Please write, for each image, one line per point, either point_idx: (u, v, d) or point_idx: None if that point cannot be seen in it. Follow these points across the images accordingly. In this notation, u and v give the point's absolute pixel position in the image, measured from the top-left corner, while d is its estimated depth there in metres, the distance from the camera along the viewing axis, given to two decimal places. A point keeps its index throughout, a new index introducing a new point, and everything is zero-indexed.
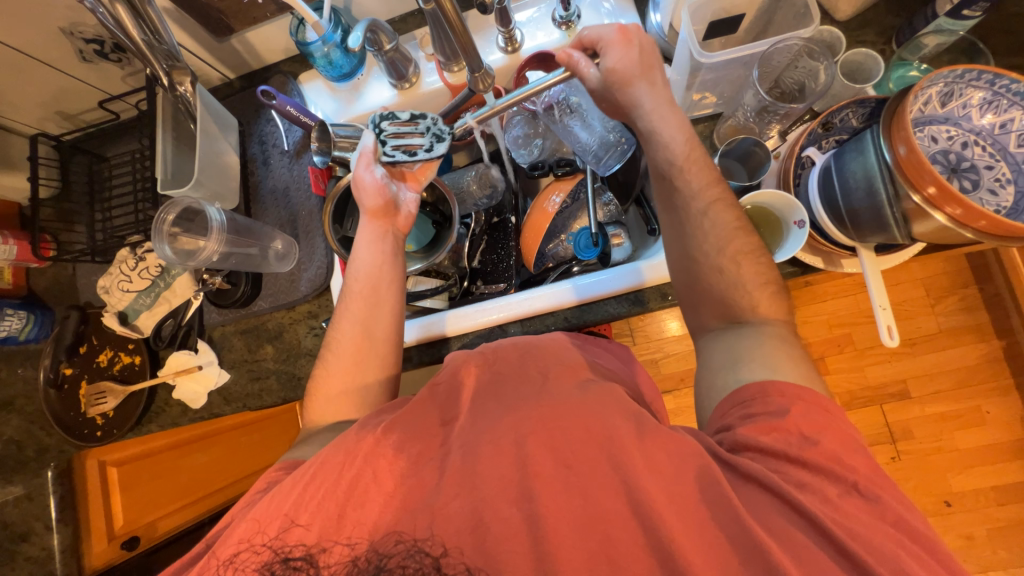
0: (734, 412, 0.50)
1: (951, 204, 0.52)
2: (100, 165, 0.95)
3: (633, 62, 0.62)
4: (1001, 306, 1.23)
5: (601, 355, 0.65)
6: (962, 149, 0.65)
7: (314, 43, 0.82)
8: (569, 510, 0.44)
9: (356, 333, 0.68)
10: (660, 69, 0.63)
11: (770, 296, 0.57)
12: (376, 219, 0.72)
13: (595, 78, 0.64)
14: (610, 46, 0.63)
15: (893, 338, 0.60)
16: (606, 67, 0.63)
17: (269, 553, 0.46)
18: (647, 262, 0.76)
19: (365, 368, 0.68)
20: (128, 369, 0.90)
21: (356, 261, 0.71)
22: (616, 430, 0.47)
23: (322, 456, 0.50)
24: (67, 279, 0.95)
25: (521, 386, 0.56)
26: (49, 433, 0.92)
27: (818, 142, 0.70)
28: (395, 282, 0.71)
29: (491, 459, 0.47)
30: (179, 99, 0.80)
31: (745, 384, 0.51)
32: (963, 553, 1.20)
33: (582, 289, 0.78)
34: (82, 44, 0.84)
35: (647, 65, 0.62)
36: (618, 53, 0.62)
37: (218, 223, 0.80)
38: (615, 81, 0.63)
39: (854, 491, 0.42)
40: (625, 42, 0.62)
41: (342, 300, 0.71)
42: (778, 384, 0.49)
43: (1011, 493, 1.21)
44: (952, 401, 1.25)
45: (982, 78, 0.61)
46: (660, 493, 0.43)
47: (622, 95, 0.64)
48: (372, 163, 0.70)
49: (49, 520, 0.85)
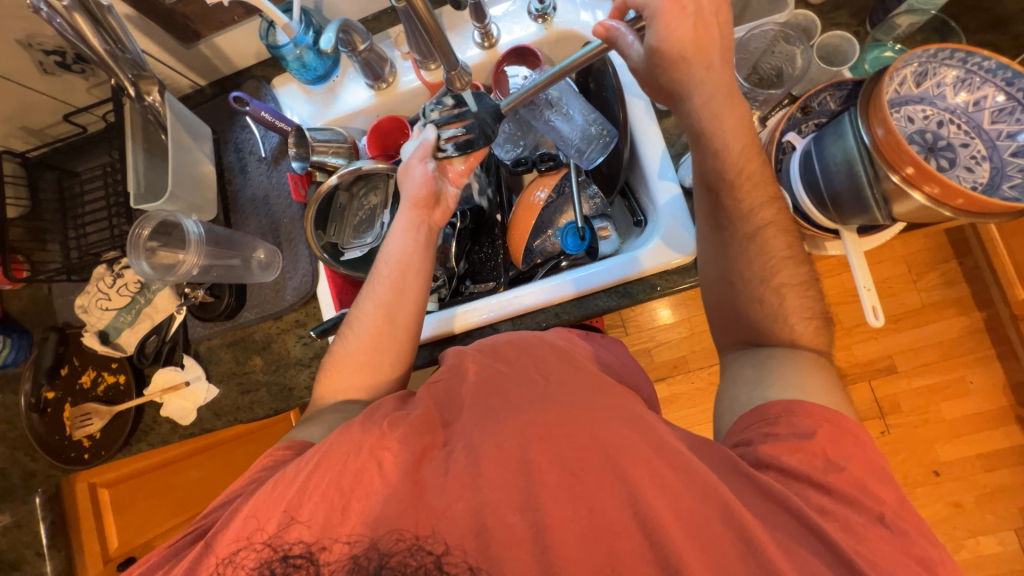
0: (756, 429, 0.49)
1: (929, 183, 0.52)
2: (70, 180, 0.92)
3: (686, 37, 0.52)
4: (981, 278, 1.26)
5: (596, 350, 0.66)
6: (938, 128, 0.65)
7: (285, 46, 0.80)
8: (573, 513, 0.44)
9: (377, 317, 0.68)
10: (718, 43, 0.54)
11: (767, 285, 0.57)
12: (417, 210, 0.71)
13: (639, 59, 0.56)
14: (657, 16, 0.53)
15: (878, 318, 0.61)
16: (653, 45, 0.54)
17: (269, 551, 0.46)
18: (643, 250, 0.76)
19: (381, 356, 0.67)
20: (112, 390, 0.88)
21: (389, 247, 0.72)
22: (619, 438, 0.47)
23: (327, 445, 0.50)
24: (44, 299, 0.92)
25: (523, 383, 0.54)
26: (35, 458, 0.90)
27: (798, 127, 0.70)
28: (422, 274, 0.70)
29: (495, 462, 0.47)
30: (149, 110, 0.77)
31: (770, 401, 0.50)
32: (951, 521, 1.24)
33: (580, 281, 0.77)
34: (42, 55, 0.81)
35: (701, 41, 0.53)
36: (668, 26, 0.52)
37: (196, 235, 0.78)
38: (661, 63, 0.54)
39: (881, 523, 0.42)
40: (680, 11, 0.52)
41: (369, 284, 0.71)
42: (808, 406, 0.48)
43: (997, 459, 1.24)
44: (938, 372, 1.28)
45: (955, 57, 0.62)
46: (668, 509, 0.43)
47: (667, 79, 0.56)
48: (427, 157, 0.71)
49: (40, 547, 0.87)
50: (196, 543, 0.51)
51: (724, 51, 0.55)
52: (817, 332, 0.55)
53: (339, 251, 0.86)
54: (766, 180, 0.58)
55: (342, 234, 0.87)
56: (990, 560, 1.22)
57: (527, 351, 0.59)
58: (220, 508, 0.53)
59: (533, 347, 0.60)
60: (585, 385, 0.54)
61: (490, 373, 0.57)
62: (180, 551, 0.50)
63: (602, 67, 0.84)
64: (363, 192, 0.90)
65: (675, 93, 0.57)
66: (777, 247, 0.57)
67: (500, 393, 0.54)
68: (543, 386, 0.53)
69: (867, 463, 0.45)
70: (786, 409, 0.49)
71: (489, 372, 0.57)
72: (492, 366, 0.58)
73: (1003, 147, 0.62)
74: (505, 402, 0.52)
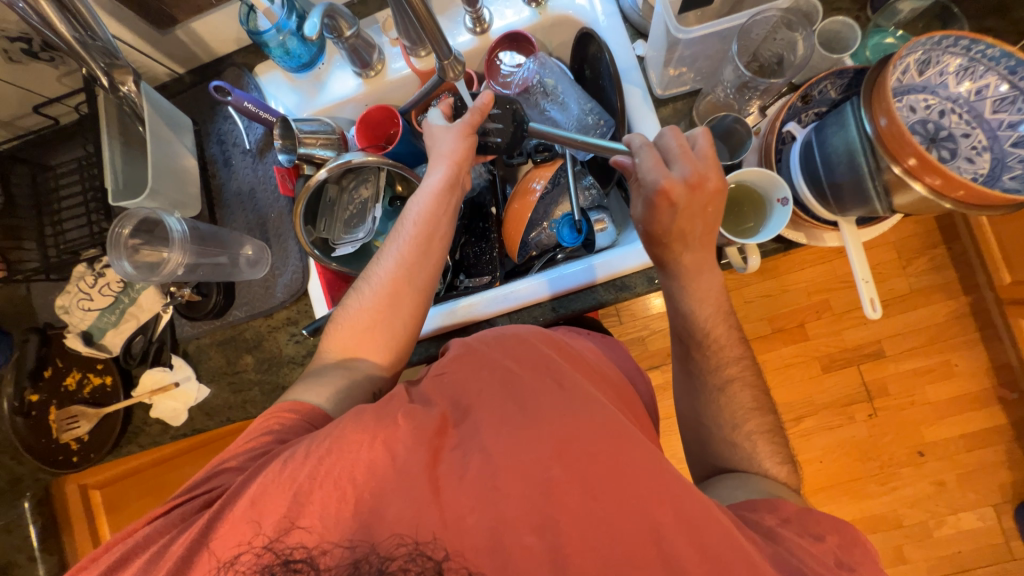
0: (769, 516, 0.51)
1: (931, 175, 0.52)
2: (45, 175, 0.88)
3: (667, 225, 0.60)
4: (967, 263, 1.27)
5: (580, 343, 0.65)
6: (940, 118, 0.65)
7: (267, 32, 0.77)
8: (595, 540, 0.44)
9: (396, 277, 0.66)
10: (702, 225, 0.60)
11: (724, 395, 0.64)
12: (454, 170, 0.70)
13: (639, 212, 0.62)
14: (651, 204, 0.59)
15: (876, 310, 0.63)
16: (641, 220, 0.62)
17: (269, 556, 0.45)
18: (600, 259, 0.76)
19: (394, 316, 0.66)
20: (99, 391, 0.86)
21: (415, 204, 0.69)
22: (638, 461, 0.47)
23: (337, 429, 0.49)
24: (23, 299, 0.88)
25: (537, 388, 0.52)
26: (21, 462, 0.85)
27: (799, 116, 0.70)
28: (447, 237, 0.70)
29: (514, 473, 0.46)
30: (124, 100, 0.74)
31: (784, 500, 0.52)
32: (934, 499, 1.27)
33: (554, 283, 0.77)
34: (6, 43, 0.77)
35: (687, 225, 0.59)
36: (653, 216, 0.60)
37: (179, 232, 0.75)
38: (649, 232, 0.62)
39: None
40: (668, 206, 0.58)
41: (390, 241, 0.69)
42: (814, 511, 0.50)
43: (979, 438, 1.28)
44: (925, 356, 1.30)
45: (959, 44, 0.61)
46: (686, 539, 0.43)
47: (659, 228, 0.60)
48: (468, 134, 0.70)
49: (32, 552, 0.87)
50: (208, 507, 0.50)
51: (706, 226, 0.60)
52: (772, 441, 0.61)
53: (330, 247, 0.84)
54: (731, 340, 0.65)
55: (333, 229, 0.84)
56: (969, 535, 1.26)
57: (536, 350, 0.58)
58: (229, 473, 0.52)
59: (541, 345, 0.58)
60: (597, 400, 0.52)
61: (501, 373, 0.55)
62: (188, 517, 0.50)
63: (598, 53, 0.81)
64: (354, 185, 0.87)
65: (664, 262, 0.64)
66: (735, 356, 0.65)
67: (514, 396, 0.52)
68: (558, 392, 0.52)
69: (845, 531, 0.49)
70: (800, 513, 0.51)
71: (494, 373, 0.55)
72: (502, 364, 0.56)
73: (1004, 137, 0.62)
74: (520, 408, 0.50)
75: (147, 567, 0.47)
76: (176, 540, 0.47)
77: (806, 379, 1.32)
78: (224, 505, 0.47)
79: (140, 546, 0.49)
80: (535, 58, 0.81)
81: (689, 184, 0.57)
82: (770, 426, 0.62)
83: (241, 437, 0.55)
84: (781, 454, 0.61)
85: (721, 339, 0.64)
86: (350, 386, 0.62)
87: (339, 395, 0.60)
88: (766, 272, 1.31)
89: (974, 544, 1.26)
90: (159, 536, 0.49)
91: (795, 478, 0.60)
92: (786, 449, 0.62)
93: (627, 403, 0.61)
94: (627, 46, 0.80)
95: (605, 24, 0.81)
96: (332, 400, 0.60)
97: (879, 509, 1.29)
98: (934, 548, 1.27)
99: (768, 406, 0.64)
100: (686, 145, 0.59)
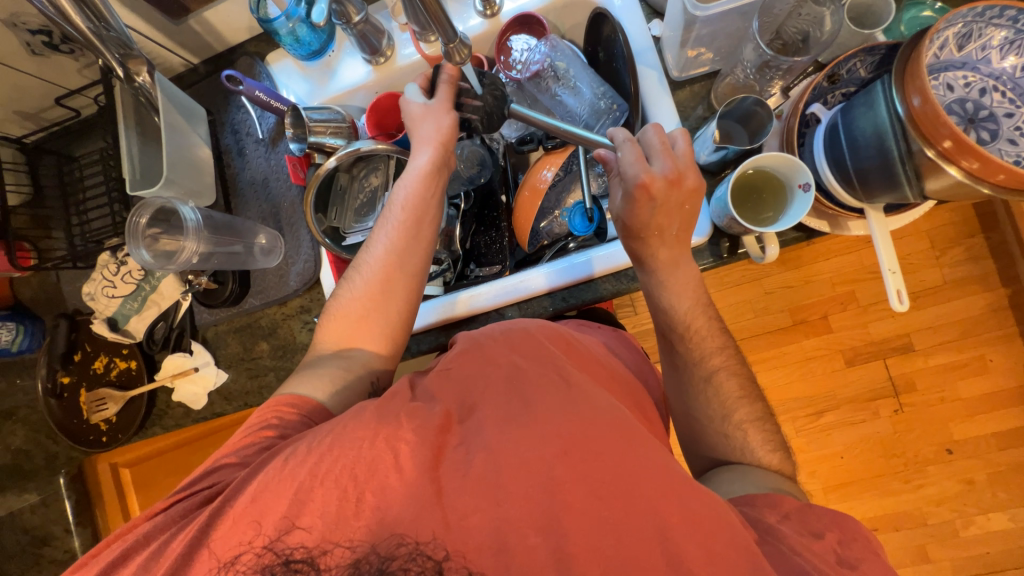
0: (769, 511, 0.50)
1: (968, 157, 0.48)
2: (70, 166, 0.90)
3: (645, 219, 0.60)
4: (1007, 254, 1.20)
5: (586, 338, 0.64)
6: (980, 96, 0.60)
7: (277, 20, 0.76)
8: (598, 544, 0.43)
9: (387, 263, 0.67)
10: (678, 218, 0.61)
11: (710, 384, 0.63)
12: (441, 151, 0.69)
13: (619, 204, 0.62)
14: (631, 197, 0.59)
15: (903, 302, 0.60)
16: (620, 214, 0.62)
17: (270, 554, 0.46)
18: (597, 253, 0.75)
19: (388, 303, 0.66)
20: (125, 375, 0.89)
21: (401, 188, 0.69)
22: (644, 463, 0.46)
23: (339, 426, 0.50)
24: (53, 286, 0.92)
25: (543, 385, 0.52)
26: (56, 440, 0.91)
27: (824, 97, 0.67)
28: (434, 219, 0.70)
29: (517, 473, 0.45)
30: (139, 90, 0.75)
31: (785, 497, 0.51)
32: (962, 498, 1.23)
33: (552, 276, 0.75)
34: (28, 36, 0.78)
35: (662, 219, 0.60)
36: (632, 210, 0.60)
37: (194, 222, 0.76)
38: (627, 227, 0.62)
39: None
40: (647, 200, 0.59)
41: (379, 227, 0.69)
42: (823, 510, 0.49)
43: (1012, 438, 1.22)
44: (956, 351, 1.24)
45: (1005, 15, 0.57)
46: (693, 545, 0.43)
47: (637, 222, 0.61)
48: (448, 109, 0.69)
49: (68, 524, 0.94)
50: (207, 504, 0.51)
51: (683, 223, 0.62)
52: (763, 430, 0.61)
53: (340, 236, 0.84)
54: (712, 331, 0.64)
55: (344, 218, 0.85)
56: (997, 536, 1.22)
57: (541, 346, 0.57)
58: (229, 468, 0.54)
59: (549, 341, 0.58)
60: (604, 398, 0.51)
61: (508, 369, 0.54)
62: (189, 514, 0.51)
63: (611, 34, 0.78)
64: (364, 173, 0.87)
65: (640, 257, 0.64)
66: (717, 345, 0.64)
67: (520, 393, 0.51)
68: (564, 388, 0.51)
69: (845, 526, 0.47)
70: (802, 510, 0.49)
71: (499, 369, 0.54)
72: (508, 360, 0.55)
73: None
74: (526, 406, 0.50)
75: (164, 547, 0.49)
76: (180, 534, 0.49)
77: (828, 373, 1.28)
78: (227, 501, 0.49)
79: (146, 539, 0.51)
80: (546, 41, 0.78)
81: (669, 179, 0.58)
82: (760, 414, 0.62)
83: (238, 432, 0.57)
84: (773, 442, 0.60)
85: (702, 330, 0.64)
86: (350, 379, 0.62)
87: (337, 388, 0.61)
88: (790, 261, 1.26)
89: (1004, 545, 1.21)
90: (161, 533, 0.51)
91: (789, 464, 0.60)
92: (777, 435, 0.61)
93: (634, 400, 0.60)
94: (643, 26, 0.77)
95: (619, 5, 0.78)
96: (330, 394, 0.60)
97: (902, 507, 1.25)
98: (959, 549, 1.23)
99: (756, 393, 0.63)
100: (667, 144, 0.60)
